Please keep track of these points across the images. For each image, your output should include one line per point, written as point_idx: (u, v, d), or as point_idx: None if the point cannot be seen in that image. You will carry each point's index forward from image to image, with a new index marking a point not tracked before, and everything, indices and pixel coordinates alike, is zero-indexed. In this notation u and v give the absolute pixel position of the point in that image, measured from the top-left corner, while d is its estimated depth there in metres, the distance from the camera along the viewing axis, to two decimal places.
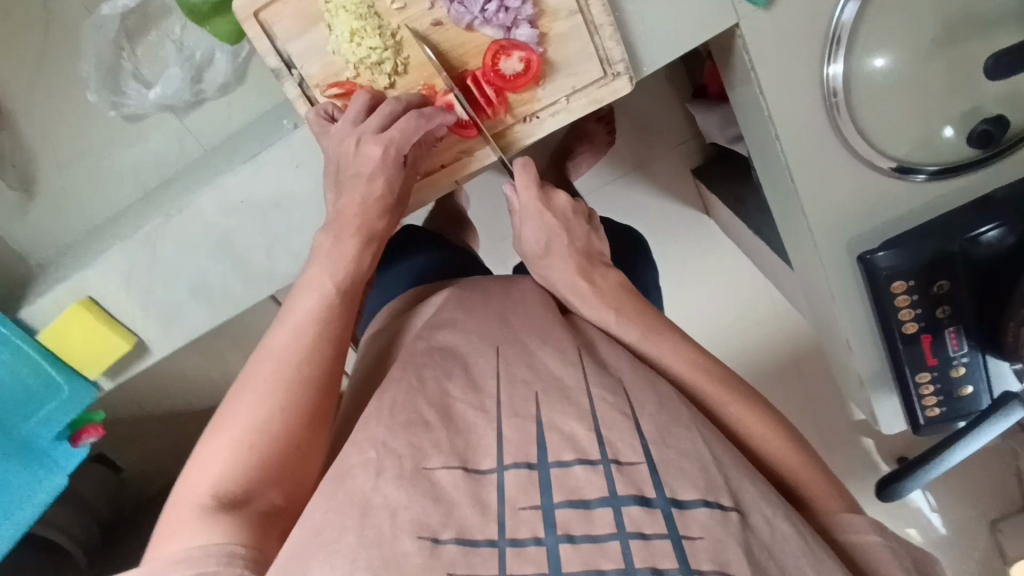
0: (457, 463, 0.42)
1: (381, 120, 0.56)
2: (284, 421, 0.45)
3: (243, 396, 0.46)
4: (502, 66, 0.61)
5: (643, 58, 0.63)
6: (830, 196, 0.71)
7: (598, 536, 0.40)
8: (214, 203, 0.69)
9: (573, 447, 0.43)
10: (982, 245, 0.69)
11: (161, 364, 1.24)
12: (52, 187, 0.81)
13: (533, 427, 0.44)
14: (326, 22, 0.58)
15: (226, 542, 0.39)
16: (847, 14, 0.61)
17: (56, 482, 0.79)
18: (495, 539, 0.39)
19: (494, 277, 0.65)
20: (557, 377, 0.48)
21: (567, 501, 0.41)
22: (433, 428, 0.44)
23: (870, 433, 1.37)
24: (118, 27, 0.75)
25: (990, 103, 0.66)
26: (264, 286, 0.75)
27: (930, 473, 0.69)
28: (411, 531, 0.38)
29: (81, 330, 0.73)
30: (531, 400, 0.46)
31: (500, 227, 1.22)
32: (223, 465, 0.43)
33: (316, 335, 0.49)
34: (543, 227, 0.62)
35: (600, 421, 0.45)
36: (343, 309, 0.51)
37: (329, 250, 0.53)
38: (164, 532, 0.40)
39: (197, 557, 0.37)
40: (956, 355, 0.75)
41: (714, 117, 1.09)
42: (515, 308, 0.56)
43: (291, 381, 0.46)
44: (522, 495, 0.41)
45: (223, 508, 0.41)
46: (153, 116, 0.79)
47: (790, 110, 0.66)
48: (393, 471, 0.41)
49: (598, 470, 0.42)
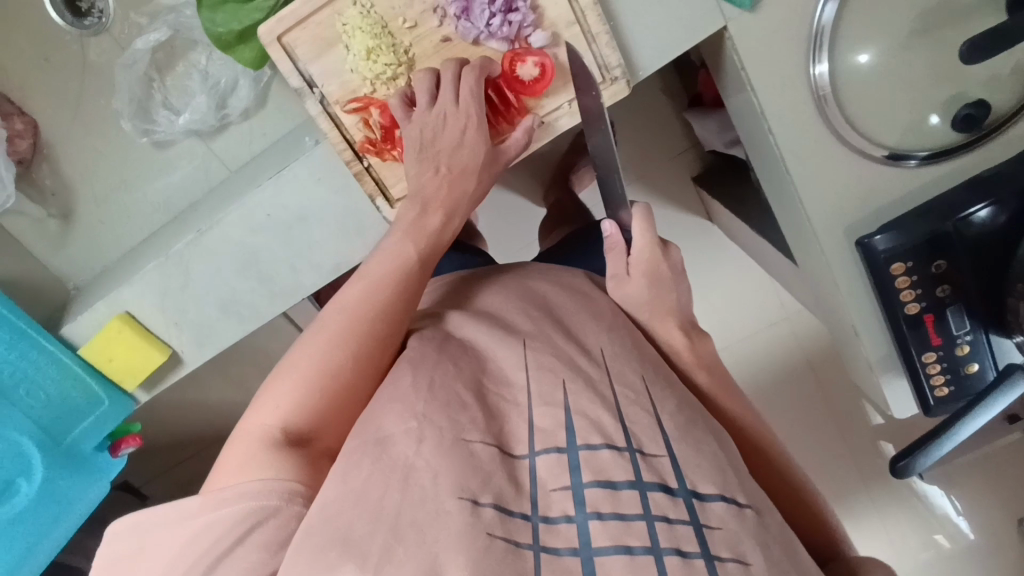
0: (493, 441, 0.47)
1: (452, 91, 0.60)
2: (350, 376, 0.50)
3: (319, 340, 0.51)
4: (519, 72, 0.64)
5: (639, 63, 0.67)
6: (827, 186, 0.75)
7: (625, 515, 0.44)
8: (242, 218, 0.74)
9: (599, 431, 0.48)
10: (974, 225, 0.71)
11: (189, 388, 1.29)
12: (91, 214, 0.86)
13: (562, 412, 0.49)
14: (343, 43, 0.63)
15: (287, 479, 0.44)
16: (828, 14, 0.65)
17: (98, 488, 0.84)
18: (529, 514, 0.44)
19: (534, 273, 0.69)
20: (584, 369, 0.53)
21: (596, 481, 0.45)
22: (469, 407, 0.48)
23: (891, 438, 1.32)
24: (149, 60, 0.79)
25: (972, 90, 0.69)
26: (289, 296, 0.79)
27: (940, 449, 0.72)
28: (452, 492, 0.43)
29: (120, 344, 0.78)
30: (559, 388, 0.50)
31: (509, 240, 1.31)
32: (290, 404, 0.48)
33: (385, 299, 0.53)
34: (653, 277, 0.64)
35: (623, 413, 0.50)
36: (419, 277, 0.55)
37: (414, 221, 0.57)
38: (232, 454, 0.46)
39: (261, 490, 0.43)
40: (959, 334, 0.77)
41: (712, 124, 1.14)
42: (552, 308, 0.61)
43: (359, 337, 0.51)
44: (553, 478, 0.46)
45: (287, 443, 0.46)
46: (181, 142, 0.84)
47: (783, 107, 0.70)
48: (435, 440, 0.45)
49: (623, 456, 0.47)
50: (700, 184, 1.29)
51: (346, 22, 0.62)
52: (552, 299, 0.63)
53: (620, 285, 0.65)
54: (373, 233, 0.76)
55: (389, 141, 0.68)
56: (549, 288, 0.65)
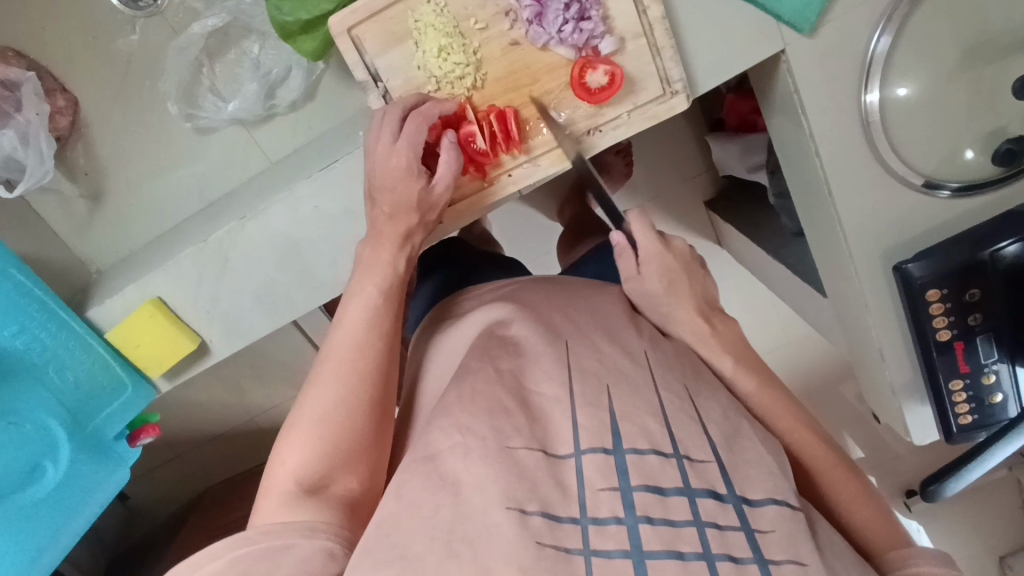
0: (538, 447, 0.47)
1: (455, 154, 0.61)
2: (349, 412, 0.51)
3: (316, 384, 0.52)
4: (588, 79, 0.64)
5: (698, 78, 0.68)
6: (864, 212, 0.76)
7: (675, 521, 0.44)
8: (287, 210, 0.73)
9: (646, 437, 0.48)
10: (1005, 258, 0.73)
11: (181, 389, 1.25)
12: (121, 196, 0.85)
13: (605, 415, 0.49)
14: (413, 40, 0.63)
15: (310, 520, 0.45)
16: (882, 46, 0.67)
17: (118, 478, 0.82)
18: (578, 518, 0.44)
19: (561, 281, 0.70)
20: (627, 374, 0.53)
21: (644, 485, 0.45)
22: (512, 413, 0.49)
23: (875, 469, 1.37)
24: (201, 45, 0.78)
25: (1013, 125, 0.71)
26: (330, 289, 0.78)
27: (972, 472, 0.73)
28: (500, 504, 0.43)
29: (150, 330, 0.76)
30: (602, 391, 0.51)
31: (528, 248, 1.35)
32: (301, 453, 0.49)
33: (371, 332, 0.55)
34: (665, 267, 0.65)
35: (670, 420, 0.50)
36: (389, 303, 0.56)
37: (370, 258, 0.59)
38: (257, 513, 0.47)
39: (284, 531, 0.44)
40: (987, 363, 0.79)
41: (736, 148, 1.17)
42: (582, 307, 0.62)
43: (353, 373, 0.52)
44: (602, 478, 0.46)
45: (304, 493, 0.47)
46: (224, 129, 0.83)
47: (829, 133, 0.72)
48: (479, 451, 0.46)
49: (671, 463, 0.47)
50: (712, 208, 1.31)
51: (419, 18, 0.62)
52: (594, 301, 0.63)
53: (635, 284, 0.65)
54: None
55: None
56: (590, 292, 0.65)
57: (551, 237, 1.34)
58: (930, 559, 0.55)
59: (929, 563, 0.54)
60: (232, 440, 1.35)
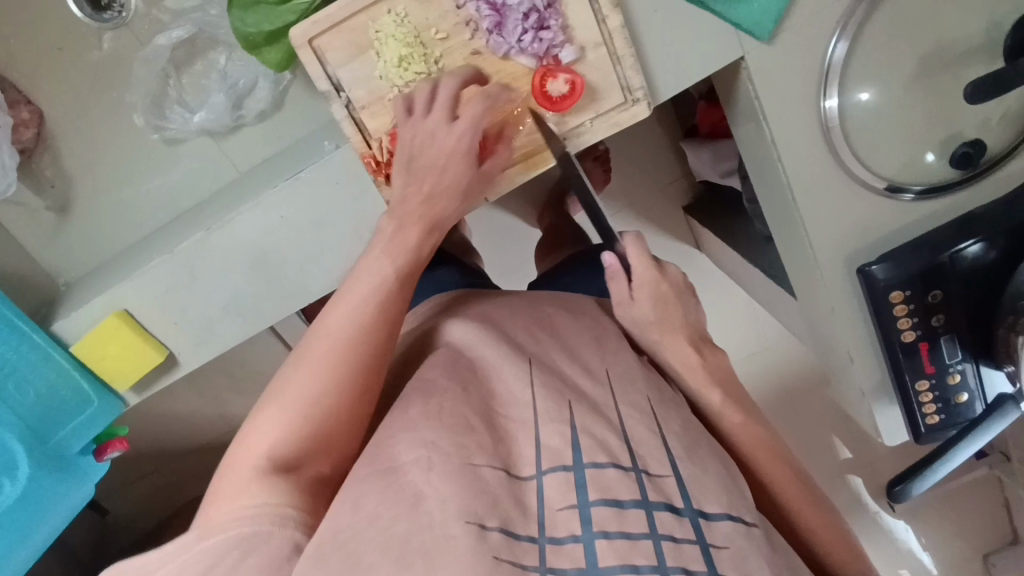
0: (501, 466, 0.48)
1: (476, 110, 0.60)
2: (336, 400, 0.50)
3: (304, 364, 0.51)
4: (549, 87, 0.66)
5: (660, 86, 0.69)
6: (828, 215, 0.77)
7: (631, 534, 0.44)
8: (254, 219, 0.73)
9: (605, 450, 0.49)
10: (967, 259, 0.75)
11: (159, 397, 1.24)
12: (86, 208, 0.84)
13: (568, 430, 0.50)
14: (375, 49, 0.63)
15: (280, 509, 0.45)
16: (839, 52, 0.68)
17: (83, 492, 0.81)
18: (536, 536, 0.45)
19: (528, 297, 0.70)
20: (588, 394, 0.55)
21: (602, 499, 0.46)
22: (477, 430, 0.49)
23: (859, 472, 1.38)
24: (168, 57, 0.78)
25: (968, 130, 0.73)
26: (298, 298, 0.78)
27: (936, 472, 0.74)
28: (458, 518, 0.43)
29: (114, 342, 0.75)
30: (565, 409, 0.51)
31: (511, 259, 1.34)
32: (279, 433, 0.48)
33: (370, 316, 0.52)
34: (658, 295, 0.64)
35: (628, 435, 0.52)
36: (397, 291, 0.54)
37: (383, 239, 0.57)
38: (224, 485, 0.47)
39: (252, 519, 0.44)
40: (951, 364, 0.80)
41: (707, 155, 1.17)
42: (550, 329, 0.63)
43: (345, 360, 0.51)
44: (560, 496, 0.46)
45: (279, 476, 0.46)
46: (191, 140, 0.83)
47: (791, 138, 0.73)
48: (441, 465, 0.46)
49: (629, 476, 0.48)
50: (689, 214, 1.32)
51: (380, 29, 0.62)
52: (560, 322, 0.64)
53: (626, 309, 0.65)
54: None
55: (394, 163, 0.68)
56: (556, 310, 0.66)
57: (529, 247, 1.33)
58: None
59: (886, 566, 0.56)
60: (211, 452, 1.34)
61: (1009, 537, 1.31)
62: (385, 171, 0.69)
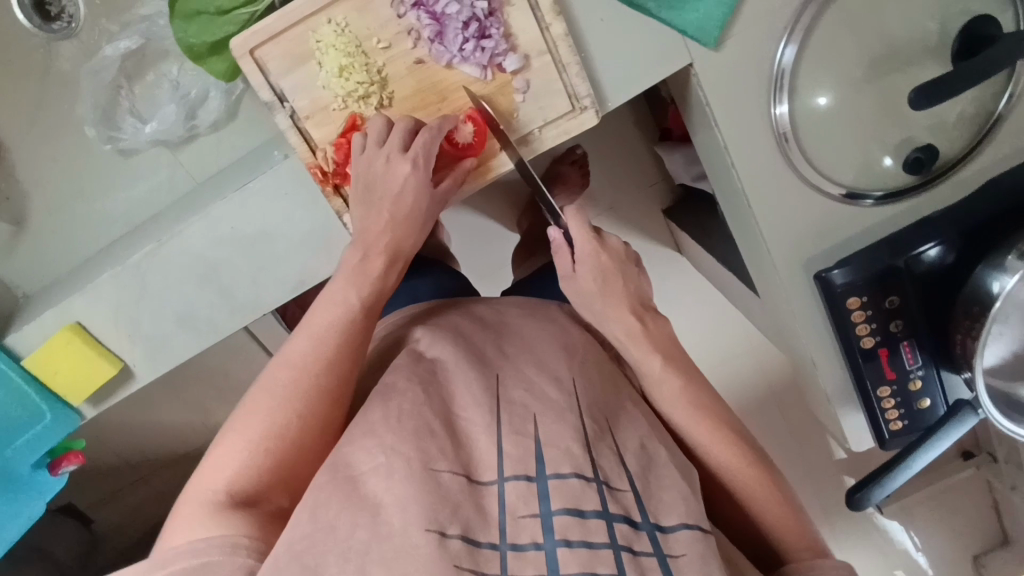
0: (461, 471, 0.48)
1: (403, 137, 0.61)
2: (297, 429, 0.52)
3: (267, 397, 0.53)
4: (459, 140, 0.65)
5: (607, 94, 0.68)
6: (787, 218, 0.77)
7: (592, 543, 0.46)
8: (203, 230, 0.72)
9: (570, 460, 0.49)
10: (925, 262, 0.75)
11: (137, 408, 1.19)
12: (43, 222, 0.84)
13: (531, 442, 0.51)
14: (316, 59, 0.63)
15: (233, 535, 0.46)
16: (787, 57, 0.68)
17: (36, 506, 0.81)
18: (497, 543, 0.45)
19: (490, 305, 0.71)
20: (552, 399, 0.55)
21: (565, 508, 0.47)
22: (438, 435, 0.50)
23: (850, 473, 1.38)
24: (117, 67, 0.81)
25: (921, 135, 0.72)
26: (251, 311, 0.77)
27: (895, 480, 0.72)
28: (421, 524, 0.43)
29: (67, 356, 0.76)
30: (529, 420, 0.52)
31: (481, 258, 1.29)
32: (240, 464, 0.51)
33: (335, 348, 0.55)
34: (600, 268, 0.64)
35: (591, 445, 0.51)
36: (363, 322, 0.57)
37: (355, 269, 0.59)
38: (181, 519, 0.48)
39: (206, 550, 0.45)
40: (912, 369, 0.80)
41: (679, 157, 1.16)
42: (513, 338, 0.64)
43: (307, 393, 0.53)
44: (522, 504, 0.47)
45: (234, 506, 0.48)
46: (146, 151, 0.84)
47: (744, 145, 0.73)
48: (404, 471, 0.46)
49: (591, 486, 0.49)
50: (668, 215, 1.32)
51: (320, 39, 0.62)
52: (529, 333, 0.65)
53: (570, 283, 0.66)
54: (338, 250, 0.75)
55: (341, 174, 0.68)
56: (522, 322, 0.67)
57: (506, 253, 1.29)
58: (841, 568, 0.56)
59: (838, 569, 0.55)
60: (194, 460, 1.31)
61: (999, 538, 1.32)
62: (333, 181, 0.68)
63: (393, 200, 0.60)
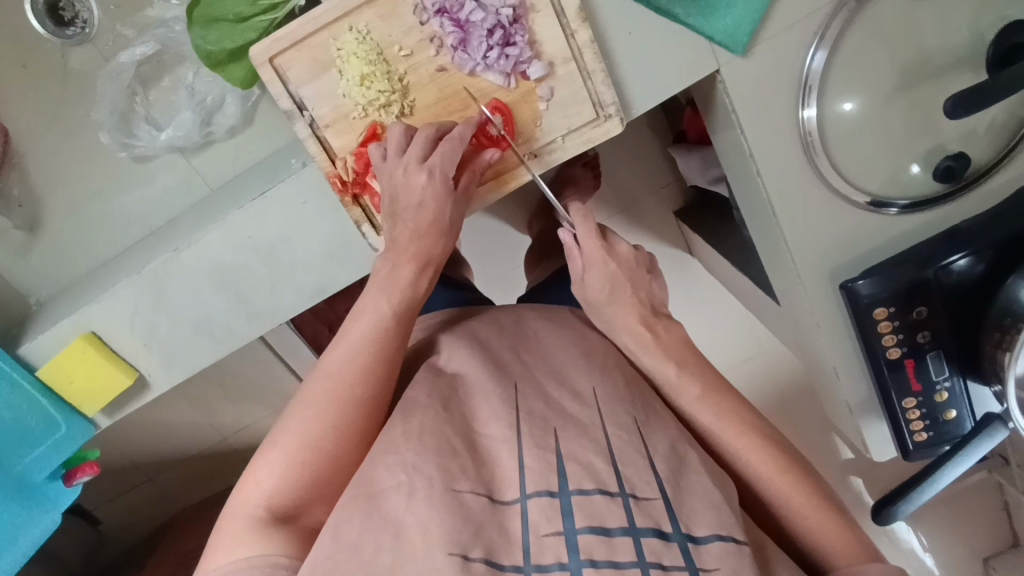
0: (483, 492, 0.46)
1: (423, 147, 0.59)
2: (335, 442, 0.51)
3: (305, 411, 0.52)
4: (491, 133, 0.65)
5: (632, 102, 0.67)
6: (811, 225, 0.75)
7: (619, 563, 0.43)
8: (221, 238, 0.71)
9: (592, 476, 0.47)
10: (954, 273, 0.73)
11: (147, 409, 1.19)
12: (58, 226, 0.85)
13: (552, 456, 0.48)
14: (337, 67, 0.62)
15: (274, 554, 0.46)
16: (817, 63, 0.66)
17: (50, 519, 0.80)
18: (521, 565, 0.43)
19: (509, 310, 0.69)
20: (573, 416, 0.53)
21: (589, 526, 0.44)
22: (460, 454, 0.48)
23: (860, 473, 1.39)
24: (133, 73, 0.80)
25: (951, 143, 0.71)
26: (268, 318, 0.77)
27: (922, 495, 0.71)
28: (443, 549, 0.41)
29: (81, 365, 0.75)
30: (550, 434, 0.50)
31: (497, 267, 1.29)
32: (277, 479, 0.49)
33: (370, 360, 0.54)
34: (608, 274, 0.62)
35: (617, 459, 0.50)
36: (397, 332, 0.56)
37: (387, 277, 0.58)
38: (222, 537, 0.48)
39: (244, 568, 0.44)
40: (938, 380, 0.79)
41: (695, 161, 1.14)
42: (531, 346, 0.62)
43: (344, 406, 0.52)
44: (546, 522, 0.45)
45: (274, 524, 0.48)
46: (162, 157, 0.84)
47: (769, 151, 0.71)
48: (424, 491, 0.45)
49: (616, 501, 0.46)
50: (681, 218, 1.29)
51: (342, 46, 0.61)
52: (546, 336, 0.63)
53: (580, 288, 0.64)
54: (358, 258, 0.74)
55: (360, 183, 0.67)
56: (542, 325, 0.65)
57: (517, 254, 1.28)
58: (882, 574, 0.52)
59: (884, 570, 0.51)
60: (202, 462, 1.30)
61: (1010, 540, 1.30)
62: (352, 191, 0.67)
63: (415, 210, 0.58)
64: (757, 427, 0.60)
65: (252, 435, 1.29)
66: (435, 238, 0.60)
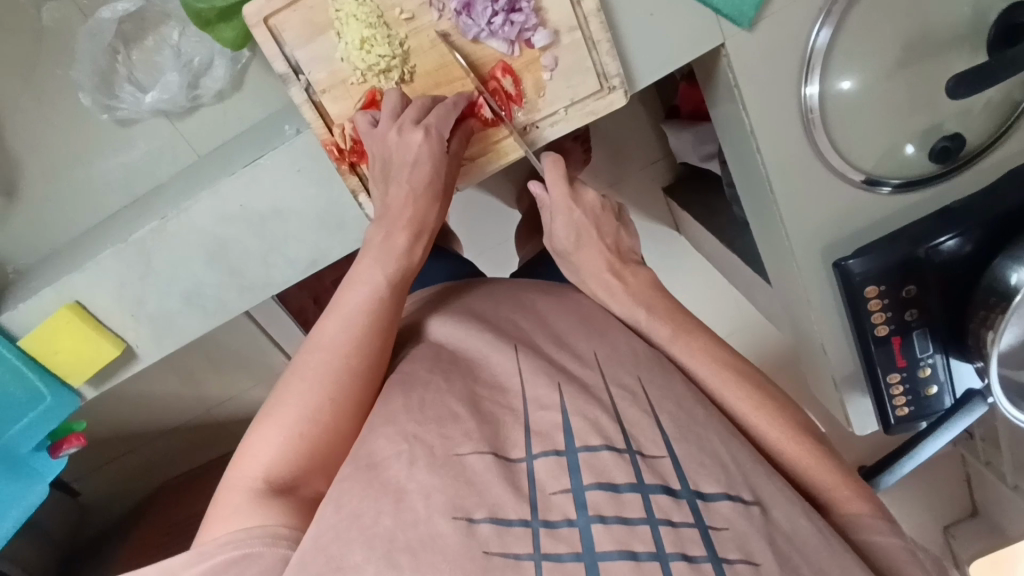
0: (488, 449, 0.45)
1: (416, 111, 0.59)
2: (332, 413, 0.50)
3: (299, 383, 0.51)
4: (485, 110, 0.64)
5: (637, 73, 0.66)
6: (808, 200, 0.76)
7: (628, 519, 0.42)
8: (212, 207, 0.69)
9: (598, 433, 0.46)
10: (943, 253, 0.74)
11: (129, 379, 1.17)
12: (37, 193, 0.82)
13: (559, 415, 0.47)
14: (335, 30, 0.60)
15: (273, 524, 0.44)
16: (822, 39, 0.65)
17: (37, 491, 0.79)
18: (529, 519, 0.42)
19: (508, 283, 0.68)
20: (576, 375, 0.52)
21: (598, 483, 0.43)
22: (461, 419, 0.47)
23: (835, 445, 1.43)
24: (115, 31, 0.76)
25: (948, 122, 0.71)
26: (261, 291, 0.76)
27: (904, 467, 0.70)
28: (445, 513, 0.41)
29: (67, 335, 0.73)
30: (555, 390, 0.49)
31: (486, 239, 1.28)
32: (276, 450, 0.48)
33: (365, 330, 0.53)
34: (573, 223, 0.63)
35: (621, 417, 0.48)
36: (392, 301, 0.55)
37: (380, 245, 0.56)
38: (218, 512, 0.46)
39: (242, 539, 0.43)
40: (923, 357, 0.81)
41: (689, 136, 1.13)
42: (533, 312, 0.62)
43: (340, 376, 0.51)
44: (553, 480, 0.44)
45: (272, 494, 0.46)
46: (146, 121, 0.82)
47: (772, 124, 0.71)
48: (425, 459, 0.44)
49: (623, 458, 0.45)
50: (669, 194, 1.29)
51: (340, 8, 0.59)
52: (545, 308, 0.62)
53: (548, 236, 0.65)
54: (353, 229, 0.73)
55: (358, 152, 0.65)
56: (539, 297, 0.64)
57: (507, 229, 1.27)
58: (880, 529, 0.50)
59: (881, 533, 0.50)
60: (185, 433, 1.28)
61: (969, 509, 1.36)
62: (349, 160, 0.66)
63: (411, 167, 0.57)
64: (750, 375, 0.58)
65: (235, 408, 1.27)
66: (424, 205, 0.58)
